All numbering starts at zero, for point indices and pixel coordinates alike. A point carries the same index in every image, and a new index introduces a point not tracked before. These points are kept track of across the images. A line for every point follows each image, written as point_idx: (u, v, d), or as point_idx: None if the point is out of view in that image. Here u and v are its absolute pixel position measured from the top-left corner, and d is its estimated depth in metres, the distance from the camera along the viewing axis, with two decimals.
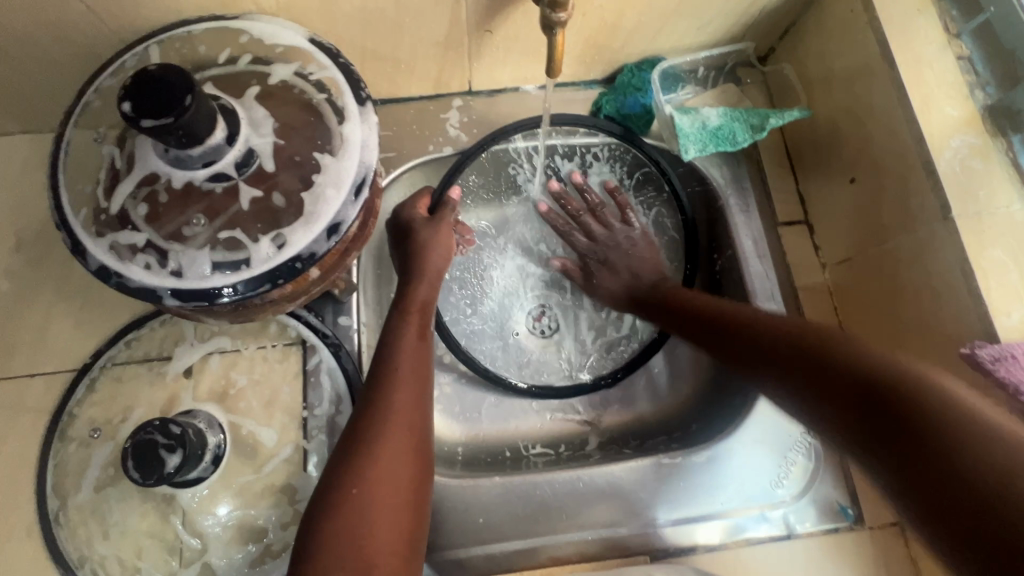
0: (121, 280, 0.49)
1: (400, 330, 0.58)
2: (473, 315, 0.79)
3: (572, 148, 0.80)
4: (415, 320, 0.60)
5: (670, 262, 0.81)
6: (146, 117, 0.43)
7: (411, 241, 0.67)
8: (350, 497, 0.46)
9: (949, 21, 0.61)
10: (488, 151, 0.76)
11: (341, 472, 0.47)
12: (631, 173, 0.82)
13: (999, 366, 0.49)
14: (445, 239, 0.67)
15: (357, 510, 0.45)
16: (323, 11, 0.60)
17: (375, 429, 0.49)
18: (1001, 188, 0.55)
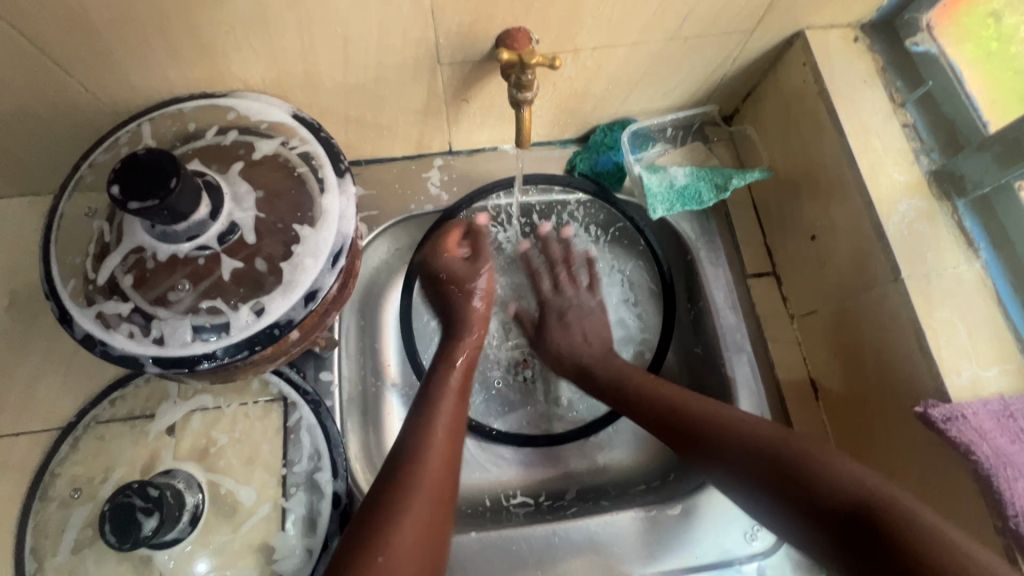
0: (105, 348, 0.51)
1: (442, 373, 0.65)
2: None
3: (550, 205, 0.83)
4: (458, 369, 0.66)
5: (646, 313, 0.84)
6: (134, 200, 0.46)
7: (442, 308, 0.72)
8: (373, 515, 0.51)
9: (894, 91, 0.65)
10: (467, 209, 0.80)
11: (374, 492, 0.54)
12: (606, 227, 0.85)
13: (951, 425, 0.51)
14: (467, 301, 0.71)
15: (379, 530, 0.50)
16: (307, 86, 0.64)
17: (403, 496, 0.53)
18: (947, 250, 0.58)
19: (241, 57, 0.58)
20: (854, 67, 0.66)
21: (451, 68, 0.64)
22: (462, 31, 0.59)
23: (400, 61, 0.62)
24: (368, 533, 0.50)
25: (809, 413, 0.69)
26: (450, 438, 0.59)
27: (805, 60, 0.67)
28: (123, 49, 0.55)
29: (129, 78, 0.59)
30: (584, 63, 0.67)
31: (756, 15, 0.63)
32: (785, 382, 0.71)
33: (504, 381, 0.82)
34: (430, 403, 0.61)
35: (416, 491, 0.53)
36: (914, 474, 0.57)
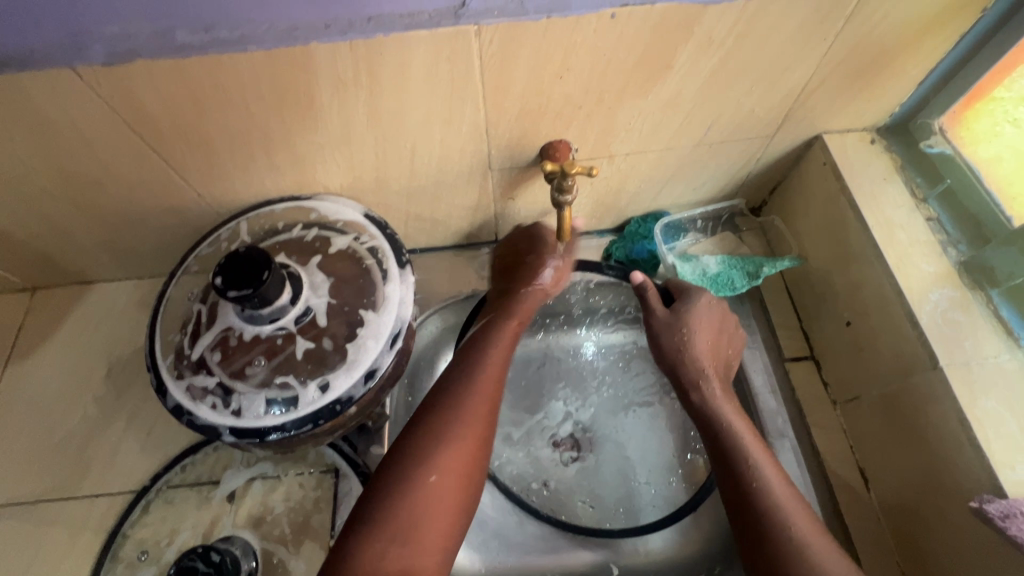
0: (191, 418, 0.58)
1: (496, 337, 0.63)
2: (513, 443, 0.84)
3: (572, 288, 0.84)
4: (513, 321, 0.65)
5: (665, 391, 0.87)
6: (232, 288, 0.54)
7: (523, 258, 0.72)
8: (431, 483, 0.51)
9: (915, 187, 0.70)
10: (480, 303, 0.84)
11: (412, 458, 0.52)
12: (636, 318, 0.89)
13: (1010, 523, 0.50)
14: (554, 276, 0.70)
15: (422, 498, 0.50)
16: (377, 188, 0.74)
17: (443, 436, 0.53)
18: (985, 339, 0.59)
19: (327, 168, 0.69)
20: (874, 166, 0.71)
21: (501, 172, 0.73)
22: (512, 143, 0.68)
23: (457, 169, 0.71)
24: (407, 471, 0.51)
25: (861, 506, 0.67)
26: (483, 400, 0.57)
27: (825, 160, 0.73)
28: (232, 164, 0.66)
29: (234, 186, 0.70)
30: (619, 166, 0.74)
31: (775, 123, 0.71)
32: (832, 473, 0.69)
33: (556, 476, 0.83)
34: (468, 369, 0.59)
35: (450, 445, 0.53)
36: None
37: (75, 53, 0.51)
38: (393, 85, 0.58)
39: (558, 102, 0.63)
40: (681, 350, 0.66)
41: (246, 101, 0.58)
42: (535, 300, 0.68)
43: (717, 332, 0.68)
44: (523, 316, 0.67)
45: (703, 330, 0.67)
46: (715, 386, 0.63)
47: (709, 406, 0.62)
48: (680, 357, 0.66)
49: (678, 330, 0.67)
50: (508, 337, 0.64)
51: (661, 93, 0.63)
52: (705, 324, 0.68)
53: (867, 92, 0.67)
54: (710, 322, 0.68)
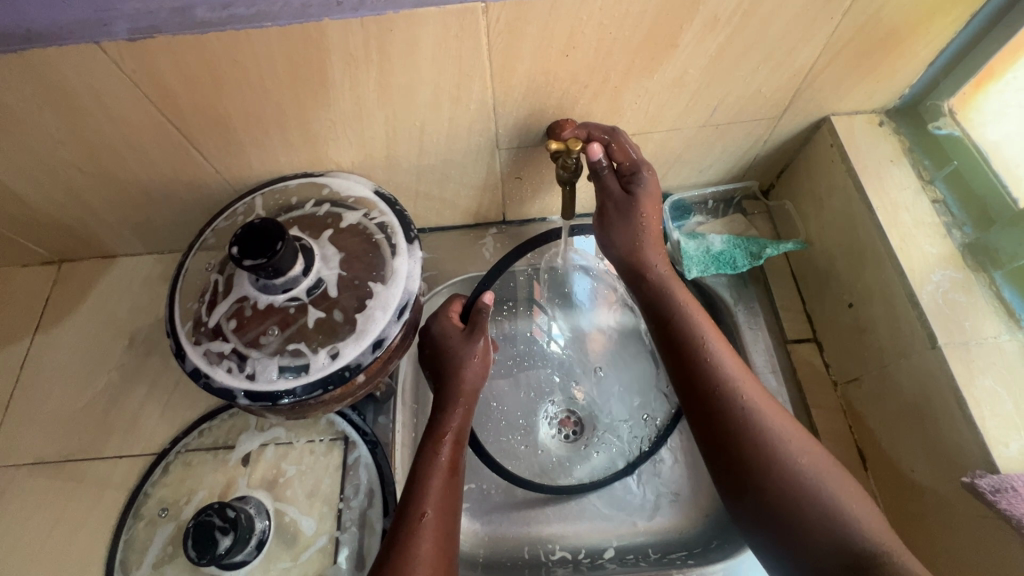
0: (207, 380, 0.61)
1: (449, 418, 0.63)
2: (506, 424, 0.85)
3: (512, 273, 0.88)
4: (463, 408, 0.64)
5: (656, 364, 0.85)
6: (248, 258, 0.57)
7: (442, 349, 0.67)
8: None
9: (921, 169, 0.70)
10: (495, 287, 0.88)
11: (393, 561, 0.53)
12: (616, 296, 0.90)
13: (1000, 496, 0.51)
14: (484, 353, 0.66)
15: None
16: (388, 166, 0.76)
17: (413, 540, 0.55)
18: (986, 320, 0.60)
19: (339, 145, 0.71)
20: (882, 148, 0.71)
21: (509, 151, 0.74)
22: (519, 122, 0.69)
23: (465, 147, 0.73)
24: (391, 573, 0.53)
25: (858, 484, 0.67)
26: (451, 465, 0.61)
27: (832, 142, 0.73)
28: (249, 141, 0.69)
29: (250, 163, 0.73)
30: None
31: (781, 104, 0.71)
32: (830, 451, 0.69)
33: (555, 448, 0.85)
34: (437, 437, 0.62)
35: (423, 541, 0.55)
36: (969, 553, 0.56)
37: (101, 29, 0.53)
38: (402, 61, 0.59)
39: (564, 80, 0.64)
40: (638, 242, 0.67)
41: (261, 77, 0.60)
42: (478, 382, 0.66)
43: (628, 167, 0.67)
44: (470, 400, 0.65)
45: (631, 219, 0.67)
46: (659, 264, 0.67)
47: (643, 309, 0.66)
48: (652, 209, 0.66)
49: (634, 227, 0.67)
50: (465, 399, 0.64)
51: (667, 72, 0.64)
52: (650, 206, 0.67)
53: (874, 73, 0.67)
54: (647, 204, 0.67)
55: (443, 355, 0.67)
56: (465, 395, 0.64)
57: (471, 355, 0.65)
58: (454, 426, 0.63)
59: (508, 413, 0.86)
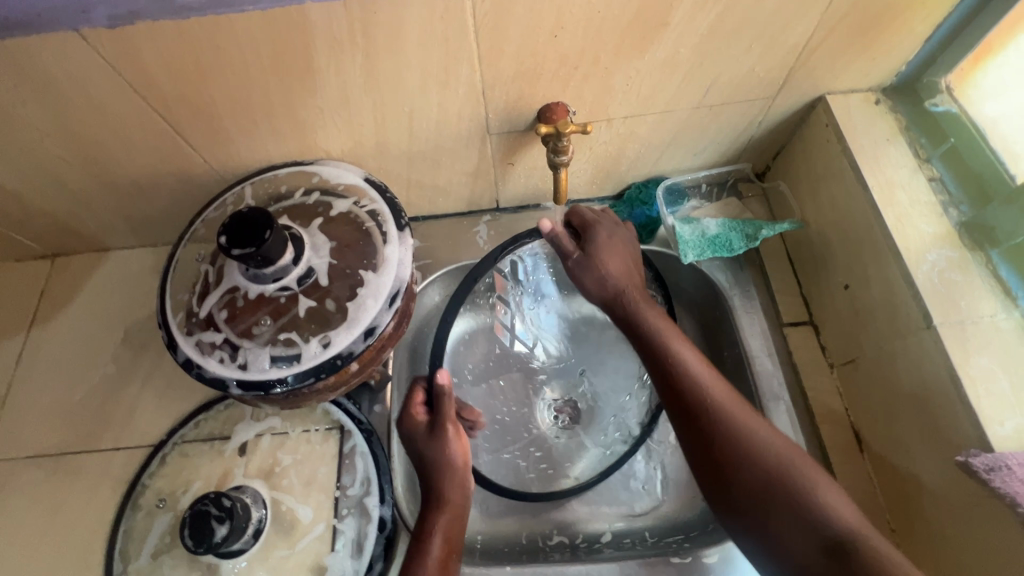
0: (200, 371, 0.61)
1: (434, 522, 0.61)
2: (499, 422, 0.84)
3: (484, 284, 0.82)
4: (446, 515, 0.62)
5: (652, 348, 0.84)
6: (236, 247, 0.56)
7: (413, 457, 0.64)
8: None
9: (918, 148, 0.69)
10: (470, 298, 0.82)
11: None
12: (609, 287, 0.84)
13: (994, 475, 0.50)
14: (457, 448, 0.64)
15: None
16: (378, 154, 0.75)
17: None
18: (982, 299, 0.59)
19: (327, 133, 0.70)
20: (878, 127, 0.70)
21: (500, 136, 0.73)
22: (509, 106, 0.68)
23: (455, 133, 0.72)
24: None
25: (853, 465, 0.67)
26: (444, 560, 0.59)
27: (827, 122, 0.72)
28: (236, 130, 0.68)
29: (239, 152, 0.72)
30: (618, 129, 0.74)
31: (776, 84, 0.70)
32: (824, 433, 0.69)
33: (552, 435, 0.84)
34: (423, 539, 0.60)
35: None
36: (962, 530, 0.56)
37: (79, 16, 0.53)
38: (388, 44, 0.58)
39: (554, 62, 0.63)
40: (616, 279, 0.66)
41: (245, 64, 0.59)
42: (460, 485, 0.63)
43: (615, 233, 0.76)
44: (456, 500, 0.63)
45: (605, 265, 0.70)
46: (616, 271, 0.67)
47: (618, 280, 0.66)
48: (610, 245, 0.68)
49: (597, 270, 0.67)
50: (450, 501, 0.63)
51: (659, 52, 0.63)
52: (610, 251, 0.67)
53: (870, 50, 0.66)
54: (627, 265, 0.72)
55: (417, 460, 0.65)
56: (449, 501, 0.62)
57: (444, 450, 0.63)
58: (441, 538, 0.61)
59: (509, 391, 0.86)
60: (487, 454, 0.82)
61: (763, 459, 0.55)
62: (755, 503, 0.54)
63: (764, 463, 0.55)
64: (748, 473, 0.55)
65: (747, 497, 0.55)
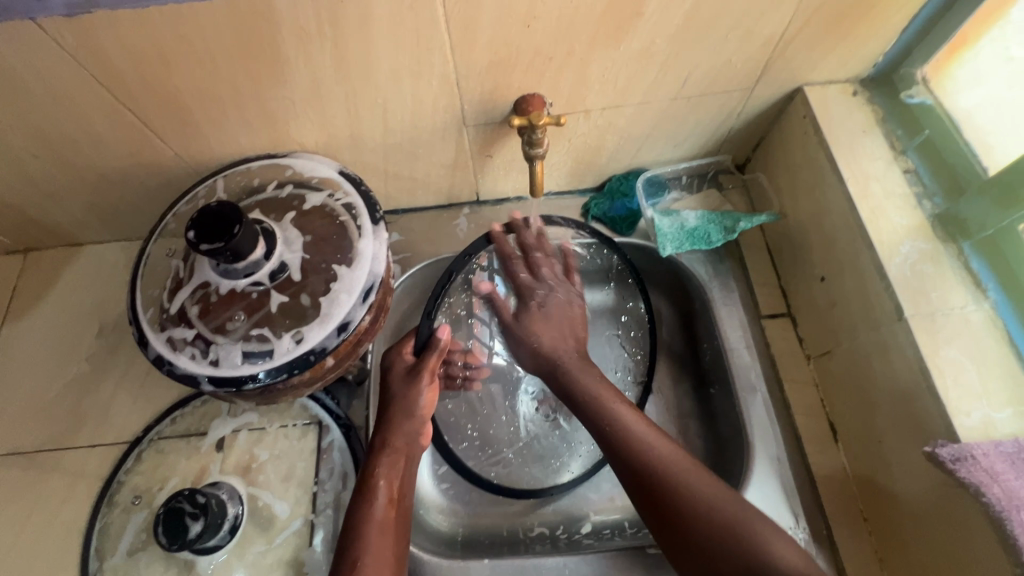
0: (171, 367, 0.60)
1: (382, 463, 0.62)
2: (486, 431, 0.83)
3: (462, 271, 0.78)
4: (392, 455, 0.63)
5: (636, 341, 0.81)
6: (204, 242, 0.55)
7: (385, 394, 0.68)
8: None
9: (894, 139, 0.69)
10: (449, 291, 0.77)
11: None
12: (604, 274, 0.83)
13: (960, 465, 0.51)
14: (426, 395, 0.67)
15: None
16: (354, 146, 0.74)
17: None
18: (954, 291, 0.60)
19: (300, 124, 0.69)
20: (854, 119, 0.70)
21: (476, 128, 0.73)
22: (484, 97, 0.67)
23: (431, 125, 0.71)
24: None
25: (827, 455, 0.68)
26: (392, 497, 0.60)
27: (805, 113, 0.72)
28: (207, 123, 0.67)
29: (210, 145, 0.71)
30: (596, 121, 0.73)
31: (753, 74, 0.69)
32: (799, 423, 0.70)
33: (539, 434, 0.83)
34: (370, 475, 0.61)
35: None
36: (932, 521, 0.56)
37: (35, 5, 0.51)
38: (357, 34, 0.57)
39: (527, 52, 0.62)
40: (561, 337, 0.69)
41: (211, 55, 0.58)
42: (411, 432, 0.65)
43: (544, 259, 0.76)
44: (407, 445, 0.65)
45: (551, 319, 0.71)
46: (562, 343, 0.69)
47: (550, 349, 0.68)
48: (556, 303, 0.72)
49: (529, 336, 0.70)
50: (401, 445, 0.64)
51: (633, 43, 0.62)
52: (558, 312, 0.71)
53: (847, 40, 0.66)
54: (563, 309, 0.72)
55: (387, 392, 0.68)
56: (398, 443, 0.64)
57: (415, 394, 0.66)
58: (387, 475, 0.62)
59: (488, 404, 0.84)
60: (479, 464, 0.81)
61: (706, 508, 0.52)
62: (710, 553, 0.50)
63: (715, 517, 0.51)
64: (695, 519, 0.51)
65: (699, 543, 0.51)
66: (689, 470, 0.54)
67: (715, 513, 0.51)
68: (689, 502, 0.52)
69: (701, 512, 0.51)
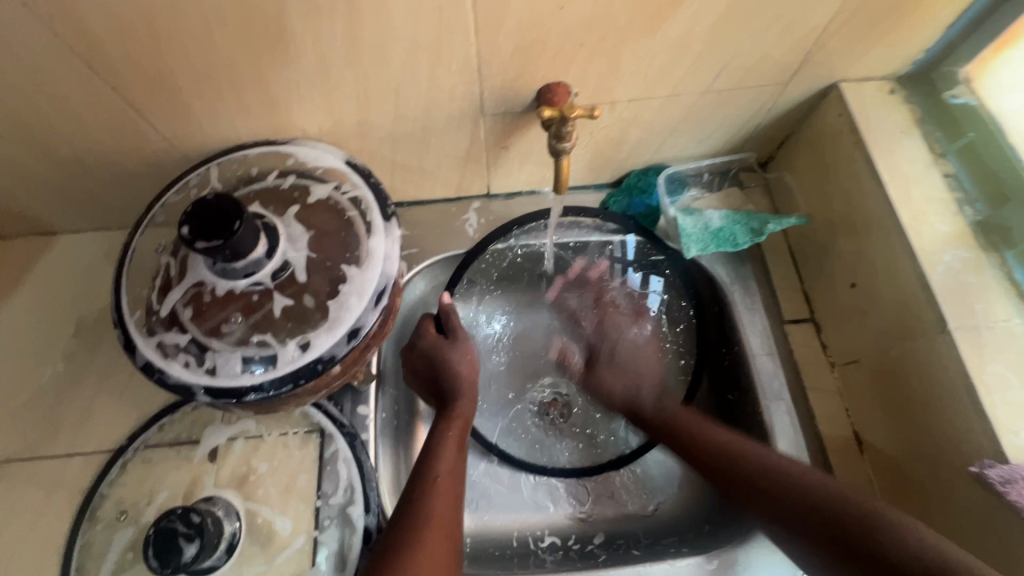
0: (162, 375, 0.55)
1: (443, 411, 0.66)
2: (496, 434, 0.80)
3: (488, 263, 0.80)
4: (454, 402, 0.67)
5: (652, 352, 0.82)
6: (201, 240, 0.49)
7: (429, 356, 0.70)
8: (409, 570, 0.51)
9: (932, 141, 0.66)
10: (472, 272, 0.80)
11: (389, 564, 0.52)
12: (631, 262, 0.82)
13: (1010, 488, 0.50)
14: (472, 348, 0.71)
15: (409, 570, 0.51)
16: (360, 134, 0.68)
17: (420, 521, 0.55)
18: (997, 303, 0.57)
19: (303, 109, 0.63)
20: (892, 118, 0.67)
21: (494, 118, 0.67)
22: (506, 85, 0.62)
23: (446, 114, 0.66)
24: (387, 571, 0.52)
25: (854, 468, 0.66)
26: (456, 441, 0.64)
27: (840, 111, 0.68)
28: (199, 104, 0.61)
29: (203, 129, 0.64)
30: (622, 113, 0.69)
31: (791, 68, 0.65)
32: (826, 434, 0.68)
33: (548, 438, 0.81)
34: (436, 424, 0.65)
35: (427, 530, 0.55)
36: (973, 543, 0.54)
37: None
38: (374, 11, 0.52)
39: (558, 37, 0.57)
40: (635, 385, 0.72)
41: (206, 27, 0.51)
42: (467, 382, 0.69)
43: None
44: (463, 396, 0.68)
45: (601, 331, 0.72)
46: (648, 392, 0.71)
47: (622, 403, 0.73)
48: (628, 351, 0.74)
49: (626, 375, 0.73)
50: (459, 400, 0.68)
51: (672, 30, 0.58)
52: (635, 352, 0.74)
53: (891, 35, 0.62)
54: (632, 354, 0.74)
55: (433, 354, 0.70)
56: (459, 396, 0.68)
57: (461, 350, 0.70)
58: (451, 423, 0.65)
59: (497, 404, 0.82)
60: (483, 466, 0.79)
61: (812, 495, 0.55)
62: (835, 535, 0.52)
63: (824, 502, 0.54)
64: (815, 512, 0.54)
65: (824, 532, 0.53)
66: (817, 473, 0.57)
67: (811, 492, 0.56)
68: (803, 496, 0.56)
69: (820, 511, 0.54)
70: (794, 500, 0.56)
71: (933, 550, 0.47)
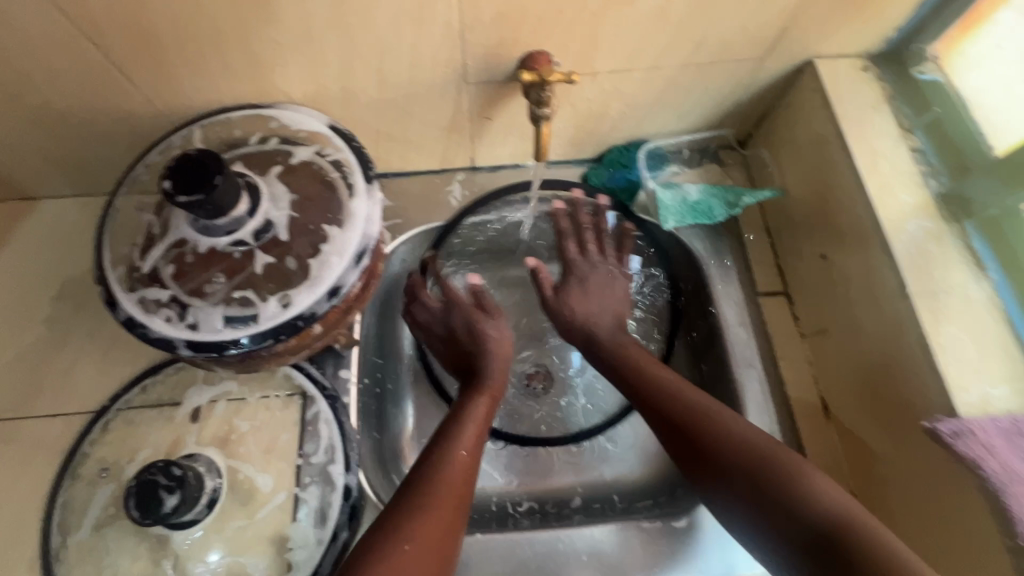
0: (144, 330, 0.56)
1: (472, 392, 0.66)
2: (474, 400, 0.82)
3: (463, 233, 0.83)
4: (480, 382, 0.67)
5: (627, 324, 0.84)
6: (182, 194, 0.50)
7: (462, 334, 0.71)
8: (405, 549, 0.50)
9: (902, 117, 0.68)
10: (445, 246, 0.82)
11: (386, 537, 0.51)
12: None
13: (959, 440, 0.51)
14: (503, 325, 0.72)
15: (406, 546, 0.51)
16: (344, 100, 0.69)
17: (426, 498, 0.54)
18: (956, 270, 0.60)
19: (286, 72, 0.63)
20: (864, 94, 0.69)
21: (477, 87, 0.68)
22: (488, 53, 0.63)
23: (429, 81, 0.67)
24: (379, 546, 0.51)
25: (819, 432, 0.69)
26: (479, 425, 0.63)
27: (814, 87, 0.70)
28: (182, 64, 0.61)
29: (186, 90, 0.65)
30: (602, 85, 0.70)
31: (767, 43, 0.67)
32: (794, 400, 0.70)
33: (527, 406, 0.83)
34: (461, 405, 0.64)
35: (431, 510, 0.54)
36: (928, 496, 0.57)
37: None
38: None
39: (538, 4, 0.58)
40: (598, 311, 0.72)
41: None
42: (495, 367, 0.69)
43: (595, 237, 0.76)
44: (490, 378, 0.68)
45: (590, 294, 0.72)
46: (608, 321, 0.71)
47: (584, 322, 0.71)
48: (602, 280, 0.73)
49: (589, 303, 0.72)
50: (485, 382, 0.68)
51: (650, 0, 0.59)
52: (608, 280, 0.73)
53: (862, 12, 0.64)
54: (604, 283, 0.73)
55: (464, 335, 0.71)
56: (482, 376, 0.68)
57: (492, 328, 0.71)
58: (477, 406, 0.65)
59: None
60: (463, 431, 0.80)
61: (743, 446, 0.55)
62: (749, 483, 0.53)
63: (746, 450, 0.55)
64: (734, 463, 0.55)
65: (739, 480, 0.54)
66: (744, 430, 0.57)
67: (757, 448, 0.55)
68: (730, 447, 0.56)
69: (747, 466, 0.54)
70: (722, 448, 0.56)
71: (830, 512, 0.49)
